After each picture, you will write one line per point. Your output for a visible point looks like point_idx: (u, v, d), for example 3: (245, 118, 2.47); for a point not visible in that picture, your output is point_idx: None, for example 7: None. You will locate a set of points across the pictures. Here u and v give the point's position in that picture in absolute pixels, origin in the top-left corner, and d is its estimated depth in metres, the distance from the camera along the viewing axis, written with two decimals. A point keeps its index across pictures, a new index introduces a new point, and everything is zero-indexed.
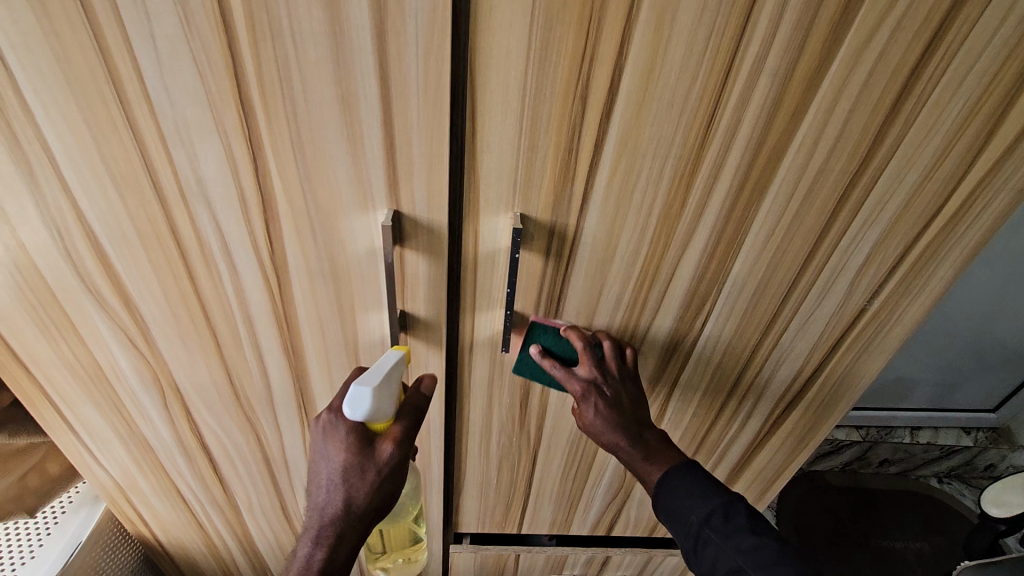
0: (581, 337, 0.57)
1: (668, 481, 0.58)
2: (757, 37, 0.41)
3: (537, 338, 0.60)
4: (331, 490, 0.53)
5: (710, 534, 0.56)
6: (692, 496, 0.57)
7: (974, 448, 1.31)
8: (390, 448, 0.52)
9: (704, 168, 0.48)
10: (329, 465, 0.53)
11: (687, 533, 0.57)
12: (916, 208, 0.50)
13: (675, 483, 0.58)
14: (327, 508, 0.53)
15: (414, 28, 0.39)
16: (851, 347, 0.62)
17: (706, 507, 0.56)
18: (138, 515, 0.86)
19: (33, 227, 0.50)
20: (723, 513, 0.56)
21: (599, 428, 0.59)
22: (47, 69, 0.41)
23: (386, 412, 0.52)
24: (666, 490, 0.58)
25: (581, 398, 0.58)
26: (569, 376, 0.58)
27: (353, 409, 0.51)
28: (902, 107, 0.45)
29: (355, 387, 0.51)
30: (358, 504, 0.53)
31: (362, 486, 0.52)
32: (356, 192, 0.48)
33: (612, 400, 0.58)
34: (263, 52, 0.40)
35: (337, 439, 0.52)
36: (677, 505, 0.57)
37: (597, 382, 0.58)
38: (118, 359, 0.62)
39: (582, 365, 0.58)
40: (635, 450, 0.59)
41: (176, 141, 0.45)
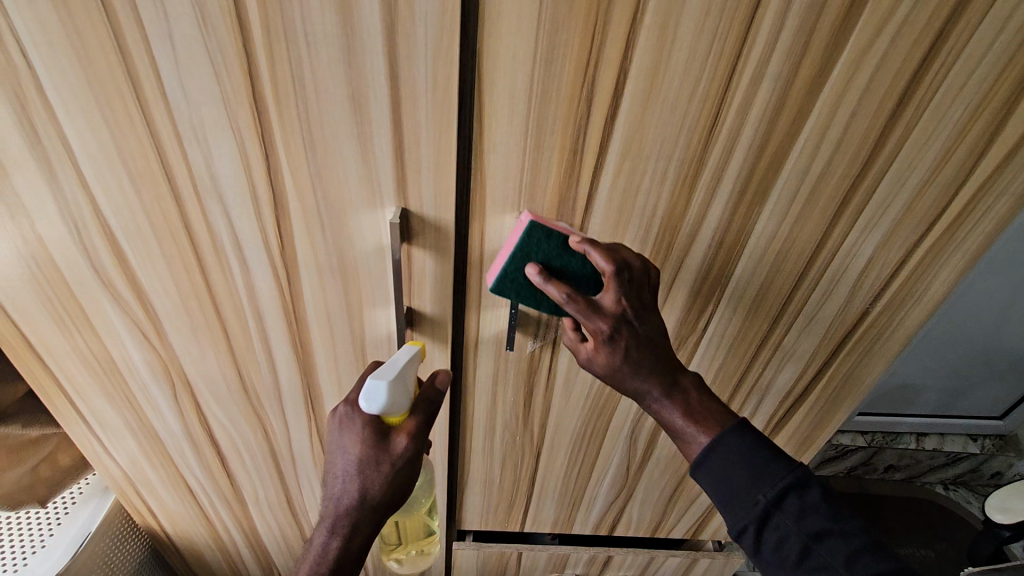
0: (606, 257, 0.47)
1: (727, 453, 0.50)
2: (760, 41, 0.41)
3: (540, 251, 0.49)
4: (346, 481, 0.53)
5: (782, 518, 0.48)
6: (758, 473, 0.49)
7: (981, 455, 1.31)
8: (405, 441, 0.53)
9: (708, 170, 0.48)
10: (344, 457, 0.53)
11: (749, 515, 0.49)
12: (918, 211, 0.51)
13: (736, 456, 0.50)
14: (342, 499, 0.54)
15: (423, 30, 0.40)
16: (853, 349, 0.62)
17: (776, 488, 0.48)
18: (147, 507, 0.87)
19: (52, 221, 0.52)
20: (795, 494, 0.48)
21: (624, 371, 0.50)
22: (68, 67, 0.43)
23: (401, 407, 0.53)
24: (726, 463, 0.50)
25: (605, 336, 0.48)
26: (593, 308, 0.47)
27: (370, 402, 0.51)
28: (904, 112, 0.45)
29: (371, 381, 0.51)
30: (372, 496, 0.53)
31: (377, 477, 0.53)
32: (365, 191, 0.49)
33: (640, 337, 0.49)
34: (277, 52, 0.42)
35: (353, 432, 0.53)
36: (736, 481, 0.49)
37: (626, 317, 0.48)
38: (130, 352, 0.63)
39: (609, 294, 0.48)
40: (672, 405, 0.51)
41: (191, 138, 0.46)
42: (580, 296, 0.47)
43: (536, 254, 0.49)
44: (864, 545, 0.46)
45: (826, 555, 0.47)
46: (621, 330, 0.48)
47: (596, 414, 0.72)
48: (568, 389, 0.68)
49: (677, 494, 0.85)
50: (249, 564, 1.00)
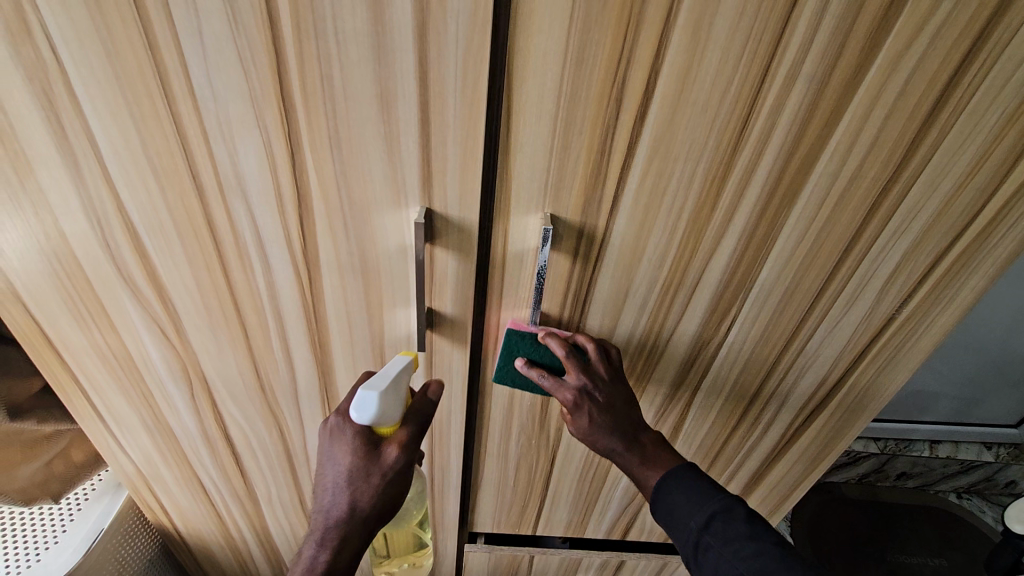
0: (563, 345, 0.56)
1: (666, 488, 0.56)
2: (795, 42, 0.41)
3: (516, 349, 0.58)
4: (336, 493, 0.52)
5: (711, 541, 0.54)
6: (690, 502, 0.55)
7: (995, 464, 1.29)
8: (395, 451, 0.52)
9: (736, 171, 0.48)
10: (334, 468, 0.52)
11: (688, 540, 0.55)
12: (949, 218, 0.50)
13: (676, 489, 0.56)
14: (331, 510, 0.52)
15: (454, 28, 0.40)
16: (876, 356, 0.61)
17: (705, 512, 0.54)
18: (160, 505, 0.87)
19: (75, 218, 0.52)
20: (722, 517, 0.54)
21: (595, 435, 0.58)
22: (96, 62, 0.43)
23: (393, 417, 0.53)
24: (667, 495, 0.56)
25: (573, 407, 0.57)
26: (559, 385, 0.56)
27: (361, 412, 0.51)
28: (940, 114, 0.44)
29: (362, 391, 0.51)
30: (363, 508, 0.52)
31: (367, 489, 0.52)
32: (390, 190, 0.49)
33: (603, 402, 0.57)
34: (306, 50, 0.41)
35: (343, 442, 0.52)
36: (676, 511, 0.56)
37: (588, 390, 0.57)
38: (148, 350, 0.63)
39: (570, 373, 0.56)
40: (632, 455, 0.58)
41: (217, 135, 0.46)
42: (549, 378, 0.56)
43: (514, 350, 0.58)
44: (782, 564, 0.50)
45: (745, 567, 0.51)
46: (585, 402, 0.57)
47: None
48: None
49: None
50: (260, 563, 1.00)
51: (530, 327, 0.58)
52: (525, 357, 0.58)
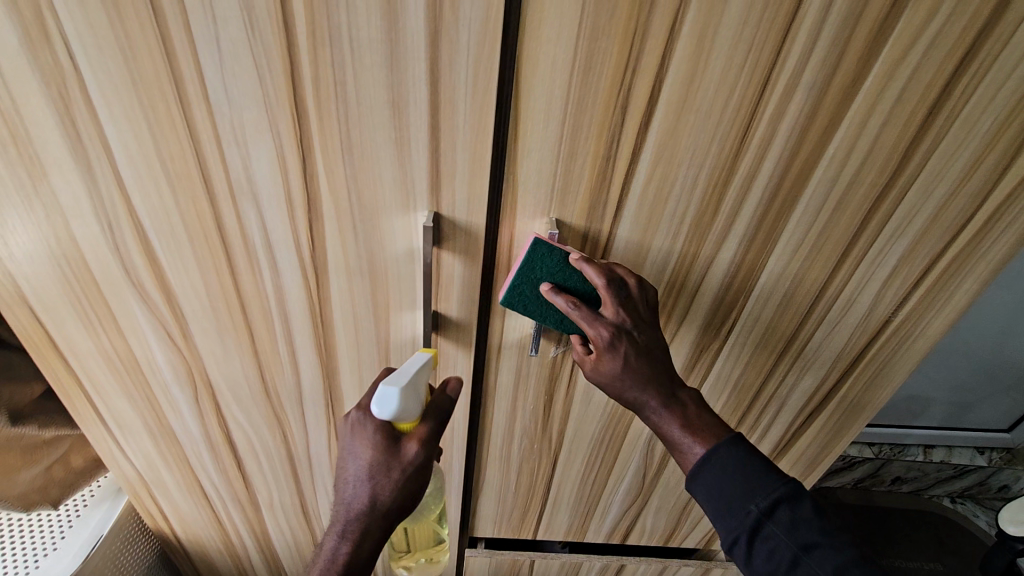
0: (601, 273, 0.50)
1: (716, 461, 0.51)
2: (795, 53, 0.42)
3: (542, 267, 0.51)
4: (357, 486, 0.53)
5: (773, 528, 0.50)
6: (748, 485, 0.51)
7: (988, 468, 1.31)
8: (415, 447, 0.52)
9: (738, 176, 0.49)
10: (354, 463, 0.53)
11: (742, 523, 0.50)
12: (945, 221, 0.51)
13: (727, 467, 0.51)
14: (353, 503, 0.53)
15: (467, 37, 0.41)
16: (875, 357, 0.63)
17: (769, 497, 0.50)
18: (160, 510, 0.87)
19: (86, 221, 0.52)
20: (788, 507, 0.50)
21: (626, 381, 0.52)
22: (112, 67, 0.43)
23: (412, 413, 0.53)
24: (714, 471, 0.51)
25: (607, 346, 0.51)
26: (592, 320, 0.51)
27: (382, 407, 0.51)
28: (934, 122, 0.46)
29: (383, 386, 0.51)
30: (383, 501, 0.52)
31: (387, 484, 0.52)
32: (399, 193, 0.50)
33: (634, 346, 0.52)
34: (321, 56, 0.42)
35: (364, 437, 0.52)
36: (726, 490, 0.51)
37: (624, 328, 0.52)
38: (154, 353, 0.63)
39: (608, 307, 0.51)
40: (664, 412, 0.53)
41: (231, 140, 0.47)
42: (582, 312, 0.51)
43: (540, 272, 0.52)
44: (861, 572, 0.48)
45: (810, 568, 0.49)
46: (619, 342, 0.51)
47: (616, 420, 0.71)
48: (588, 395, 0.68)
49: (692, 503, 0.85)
50: (259, 569, 0.99)
51: (562, 246, 0.51)
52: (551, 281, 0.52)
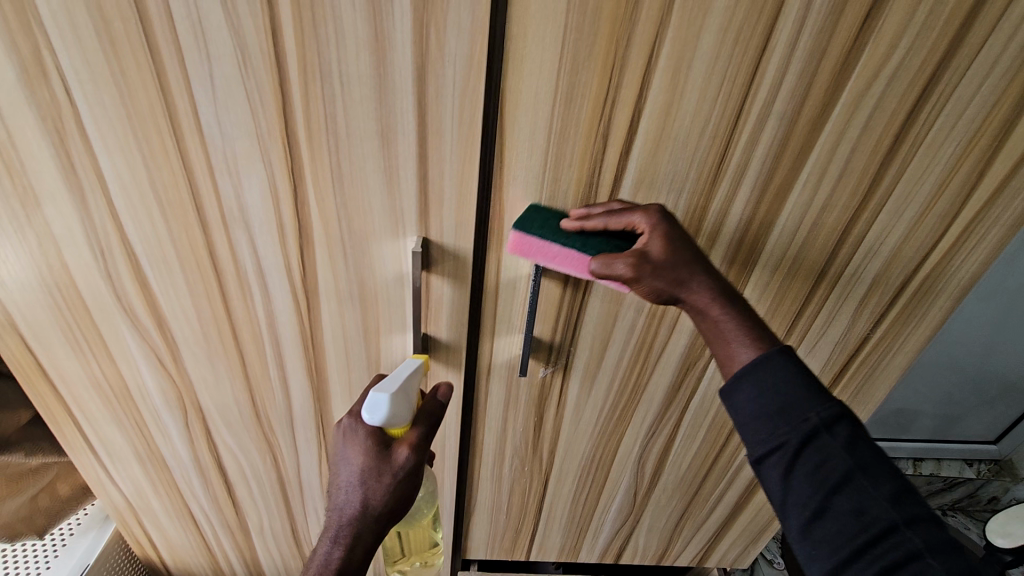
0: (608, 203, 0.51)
1: (775, 361, 0.46)
2: (766, 83, 0.44)
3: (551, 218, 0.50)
4: (349, 492, 0.53)
5: (830, 441, 0.44)
6: (810, 387, 0.45)
7: (977, 480, 1.33)
8: (406, 452, 0.53)
9: (716, 201, 0.51)
10: (347, 468, 0.53)
11: (794, 429, 0.44)
12: (917, 239, 0.53)
13: (783, 374, 0.46)
14: (345, 509, 0.53)
15: (452, 71, 0.43)
16: (857, 371, 0.64)
17: (832, 409, 0.44)
18: (147, 537, 0.86)
19: (78, 249, 0.53)
20: (849, 425, 0.44)
21: (687, 264, 0.49)
22: (108, 101, 0.44)
23: (403, 418, 0.53)
24: (771, 372, 0.46)
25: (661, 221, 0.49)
26: (627, 214, 0.49)
27: (373, 413, 0.52)
28: (900, 148, 0.48)
29: (373, 393, 0.52)
30: (375, 506, 0.52)
31: (379, 489, 0.52)
32: (388, 220, 0.51)
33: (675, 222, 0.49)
34: (312, 89, 0.44)
35: (356, 442, 0.53)
36: (783, 393, 0.45)
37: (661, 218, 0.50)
38: (144, 379, 0.64)
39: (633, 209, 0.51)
40: (711, 291, 0.49)
41: (223, 171, 0.48)
42: (617, 217, 0.49)
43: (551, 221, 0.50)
44: (933, 561, 0.40)
45: (861, 489, 0.42)
46: (665, 228, 0.48)
47: (605, 439, 0.72)
48: (578, 413, 0.69)
49: (684, 521, 0.85)
50: None
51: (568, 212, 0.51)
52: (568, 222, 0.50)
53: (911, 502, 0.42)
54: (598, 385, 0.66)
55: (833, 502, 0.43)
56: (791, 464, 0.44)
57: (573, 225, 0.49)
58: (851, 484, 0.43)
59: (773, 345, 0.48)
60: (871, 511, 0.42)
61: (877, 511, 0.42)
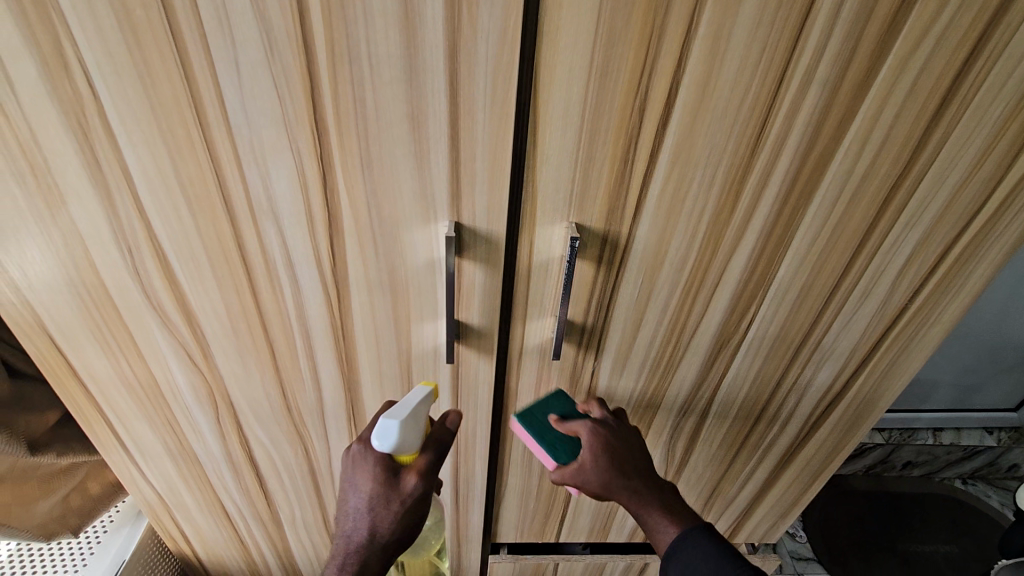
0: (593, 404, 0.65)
1: (691, 538, 0.54)
2: (809, 48, 0.43)
3: (549, 404, 0.63)
4: (358, 518, 0.53)
5: None
6: (725, 557, 0.52)
7: (998, 448, 1.33)
8: (414, 479, 0.53)
9: (755, 173, 0.50)
10: (356, 495, 0.53)
11: None
12: (959, 207, 0.52)
13: (693, 547, 0.54)
14: (352, 536, 0.53)
15: (484, 49, 0.42)
16: (892, 344, 0.64)
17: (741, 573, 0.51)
18: (181, 532, 0.87)
19: (105, 246, 0.52)
20: None
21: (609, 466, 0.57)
22: (132, 94, 0.43)
23: (412, 446, 0.53)
24: (688, 552, 0.54)
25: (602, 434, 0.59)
26: (586, 420, 0.60)
27: (382, 440, 0.52)
28: (946, 112, 0.47)
29: (383, 420, 0.53)
30: (382, 534, 0.53)
31: (387, 515, 0.53)
32: (419, 205, 0.50)
33: (613, 435, 0.60)
34: (341, 73, 0.42)
35: (364, 469, 0.53)
36: (700, 568, 0.53)
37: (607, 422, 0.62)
38: (175, 376, 0.63)
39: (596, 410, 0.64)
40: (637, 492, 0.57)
41: (251, 160, 0.47)
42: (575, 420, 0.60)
43: (548, 407, 0.63)
44: None
45: None
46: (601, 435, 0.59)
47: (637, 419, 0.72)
48: (608, 397, 0.69)
49: (713, 499, 0.85)
50: None
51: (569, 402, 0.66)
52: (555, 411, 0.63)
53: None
54: (628, 368, 0.66)
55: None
56: None
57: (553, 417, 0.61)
58: None
59: (692, 521, 0.56)
60: None
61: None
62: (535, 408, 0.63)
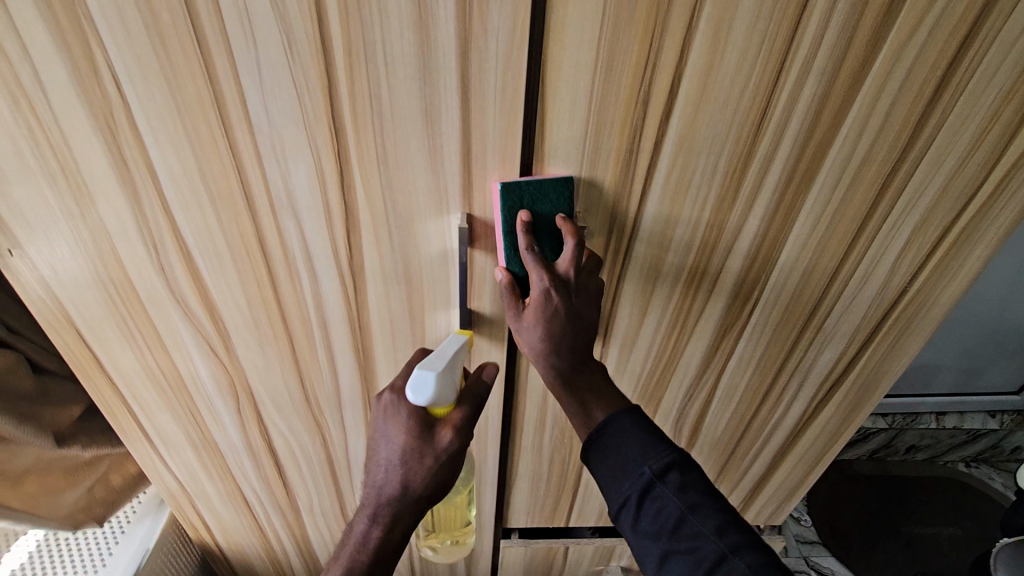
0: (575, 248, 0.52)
1: (617, 424, 0.55)
2: (807, 39, 0.45)
3: (535, 200, 0.51)
4: (390, 470, 0.56)
5: (663, 486, 0.54)
6: (648, 442, 0.55)
7: (1001, 431, 1.35)
8: (449, 434, 0.55)
9: (756, 161, 0.51)
10: (389, 446, 0.56)
11: (633, 484, 0.55)
12: (956, 189, 0.54)
13: (623, 435, 0.55)
14: (385, 486, 0.57)
15: (494, 45, 0.44)
16: (892, 326, 0.65)
17: (664, 460, 0.54)
18: (202, 520, 0.89)
19: (131, 242, 0.54)
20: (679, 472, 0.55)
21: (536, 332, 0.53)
22: (158, 94, 0.45)
23: (448, 398, 0.55)
24: (612, 438, 0.55)
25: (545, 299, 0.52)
26: (543, 279, 0.51)
27: (418, 394, 0.53)
28: (941, 98, 0.48)
29: (419, 371, 0.53)
30: (415, 486, 0.56)
31: (420, 469, 0.55)
32: (432, 197, 0.52)
33: (601, 379, 0.58)
34: (358, 71, 0.44)
35: (398, 422, 0.56)
36: (624, 451, 0.55)
37: (565, 281, 0.52)
38: (197, 367, 0.66)
39: (567, 264, 0.52)
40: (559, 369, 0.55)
41: (271, 157, 0.49)
42: (532, 265, 0.51)
43: (529, 199, 0.51)
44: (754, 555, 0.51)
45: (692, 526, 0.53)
46: (541, 307, 0.52)
47: (645, 403, 0.74)
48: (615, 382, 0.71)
49: (720, 481, 0.88)
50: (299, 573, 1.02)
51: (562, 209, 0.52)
52: (530, 212, 0.51)
53: (733, 533, 0.53)
54: (635, 353, 0.67)
55: (674, 542, 0.53)
56: (638, 512, 0.55)
57: (518, 221, 0.51)
58: (684, 522, 0.53)
59: (621, 409, 0.56)
60: (701, 542, 0.52)
61: (707, 547, 0.52)
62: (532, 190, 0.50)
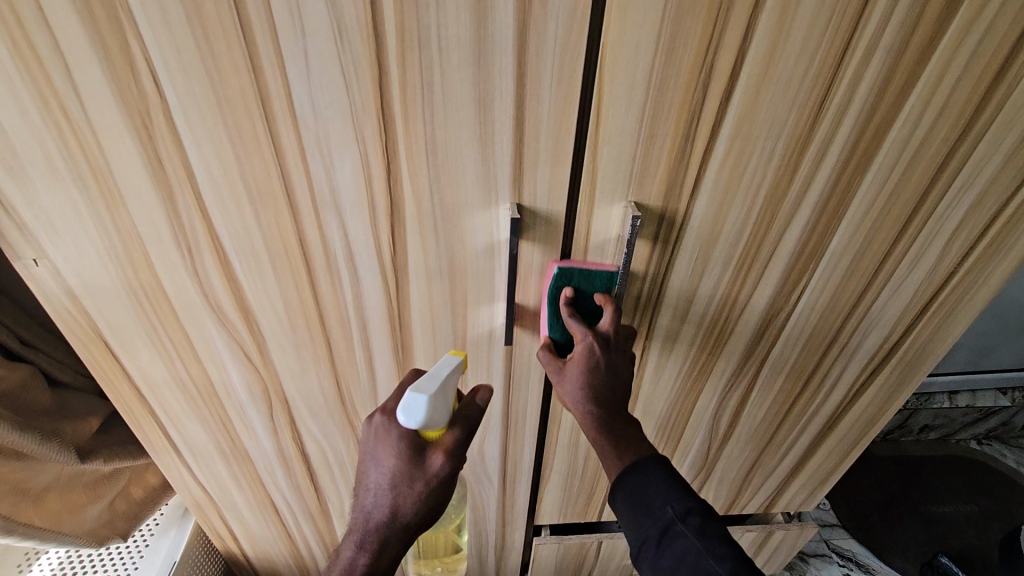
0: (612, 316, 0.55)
1: (643, 464, 0.54)
2: (876, 14, 0.43)
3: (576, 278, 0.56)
4: (380, 495, 0.52)
5: (684, 529, 0.51)
6: (671, 484, 0.53)
7: (1012, 407, 1.36)
8: (440, 459, 0.50)
9: (815, 143, 0.50)
10: (378, 470, 0.51)
11: (653, 523, 0.52)
12: (1013, 168, 0.53)
13: (647, 474, 0.54)
14: (373, 513, 0.52)
15: (554, 28, 0.42)
16: (937, 310, 0.65)
17: (685, 503, 0.52)
18: (229, 530, 0.87)
19: (164, 247, 0.52)
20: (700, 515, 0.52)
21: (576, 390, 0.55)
22: (197, 88, 0.43)
23: (439, 421, 0.50)
24: (638, 477, 0.54)
25: (588, 359, 0.55)
26: (586, 340, 0.55)
27: (409, 416, 0.48)
28: (1007, 73, 0.47)
29: (411, 393, 0.48)
30: (404, 513, 0.52)
31: (410, 495, 0.51)
32: (481, 189, 0.50)
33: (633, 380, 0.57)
34: (410, 58, 0.42)
35: (388, 445, 0.51)
36: (646, 492, 0.53)
37: (606, 339, 0.55)
38: (229, 374, 0.63)
39: (607, 324, 0.55)
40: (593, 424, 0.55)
41: (316, 152, 0.47)
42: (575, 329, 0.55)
43: (573, 279, 0.56)
44: None
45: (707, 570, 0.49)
46: (584, 364, 0.55)
47: (685, 393, 0.73)
48: (657, 373, 0.70)
49: (754, 471, 0.87)
50: None
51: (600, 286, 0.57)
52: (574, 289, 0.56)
53: None
54: (679, 343, 0.66)
55: None
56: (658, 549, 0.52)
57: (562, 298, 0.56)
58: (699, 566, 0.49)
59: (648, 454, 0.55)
60: None
61: None
62: (579, 274, 0.55)
